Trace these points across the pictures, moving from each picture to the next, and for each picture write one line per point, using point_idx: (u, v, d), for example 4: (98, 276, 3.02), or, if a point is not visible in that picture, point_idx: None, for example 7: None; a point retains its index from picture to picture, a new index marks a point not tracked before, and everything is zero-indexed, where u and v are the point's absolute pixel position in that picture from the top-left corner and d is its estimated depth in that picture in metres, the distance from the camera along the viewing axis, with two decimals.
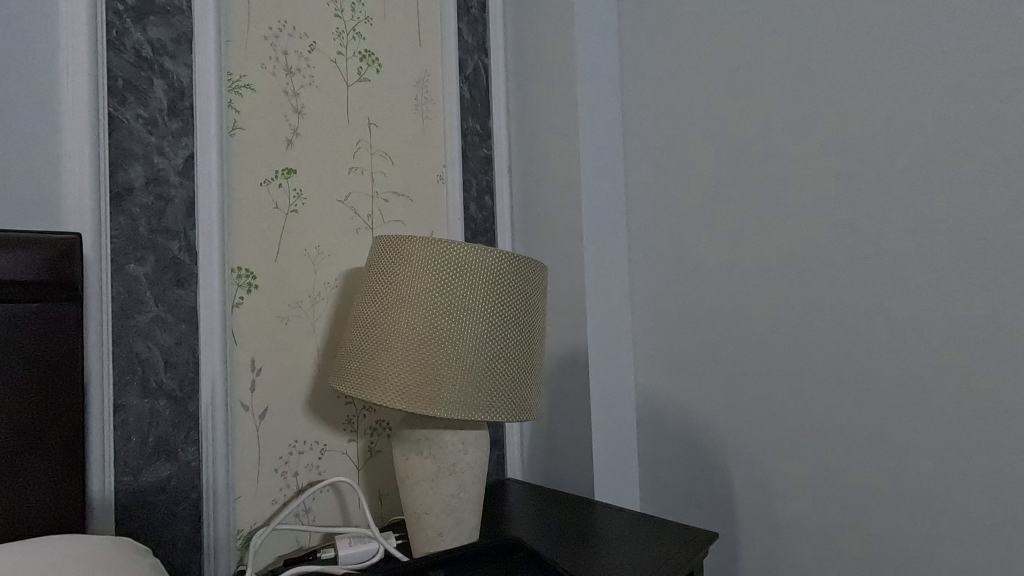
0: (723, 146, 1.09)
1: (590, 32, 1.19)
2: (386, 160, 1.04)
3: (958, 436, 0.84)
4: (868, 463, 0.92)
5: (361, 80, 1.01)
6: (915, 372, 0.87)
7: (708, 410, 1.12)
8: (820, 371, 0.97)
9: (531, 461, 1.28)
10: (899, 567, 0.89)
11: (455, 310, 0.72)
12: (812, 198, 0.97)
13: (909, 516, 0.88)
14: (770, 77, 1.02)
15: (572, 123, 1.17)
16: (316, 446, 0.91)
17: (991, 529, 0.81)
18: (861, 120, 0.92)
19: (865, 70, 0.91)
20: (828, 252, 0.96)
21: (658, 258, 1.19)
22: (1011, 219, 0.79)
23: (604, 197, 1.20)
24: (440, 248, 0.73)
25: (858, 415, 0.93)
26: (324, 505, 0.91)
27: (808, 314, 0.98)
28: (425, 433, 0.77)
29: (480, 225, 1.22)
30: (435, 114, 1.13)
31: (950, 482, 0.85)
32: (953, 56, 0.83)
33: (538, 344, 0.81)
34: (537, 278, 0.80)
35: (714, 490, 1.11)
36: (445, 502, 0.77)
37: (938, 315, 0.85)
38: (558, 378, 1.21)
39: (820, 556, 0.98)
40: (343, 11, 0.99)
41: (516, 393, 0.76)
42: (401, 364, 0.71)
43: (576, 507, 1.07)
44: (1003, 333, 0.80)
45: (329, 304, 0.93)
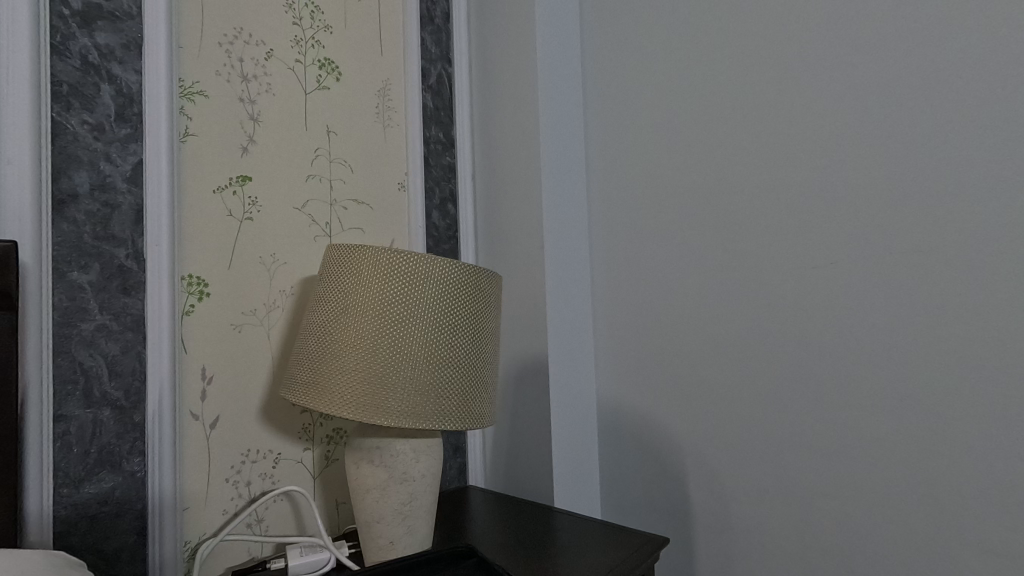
0: (678, 158, 1.11)
1: (551, 43, 1.21)
2: (345, 168, 1.04)
3: (895, 442, 0.86)
4: (813, 469, 0.95)
5: (320, 88, 1.01)
6: (856, 380, 0.90)
7: (665, 416, 1.14)
8: (769, 379, 1.00)
9: (492, 468, 1.28)
10: (841, 568, 0.92)
11: (405, 321, 0.72)
12: (762, 210, 1.00)
13: (851, 521, 0.91)
14: (722, 92, 1.06)
15: (533, 133, 1.19)
16: (270, 455, 0.91)
17: (924, 532, 0.84)
18: (806, 136, 0.95)
19: (809, 88, 0.95)
20: (776, 262, 0.99)
21: (617, 267, 1.21)
22: (940, 231, 0.82)
23: (565, 206, 1.22)
24: (391, 258, 0.73)
25: (803, 422, 0.96)
26: (278, 514, 0.90)
27: (757, 323, 1.01)
28: (377, 442, 0.78)
29: (443, 233, 1.23)
30: (397, 122, 1.14)
31: (886, 486, 0.88)
32: (888, 74, 0.86)
33: (490, 352, 0.82)
34: (490, 288, 0.81)
35: (670, 494, 1.14)
36: (397, 511, 0.78)
37: (877, 324, 0.88)
38: (519, 385, 1.23)
39: (768, 558, 1.00)
40: (302, 19, 0.99)
41: (467, 403, 0.76)
42: (352, 373, 0.71)
43: (534, 514, 1.08)
44: (934, 342, 0.83)
45: (284, 312, 0.93)
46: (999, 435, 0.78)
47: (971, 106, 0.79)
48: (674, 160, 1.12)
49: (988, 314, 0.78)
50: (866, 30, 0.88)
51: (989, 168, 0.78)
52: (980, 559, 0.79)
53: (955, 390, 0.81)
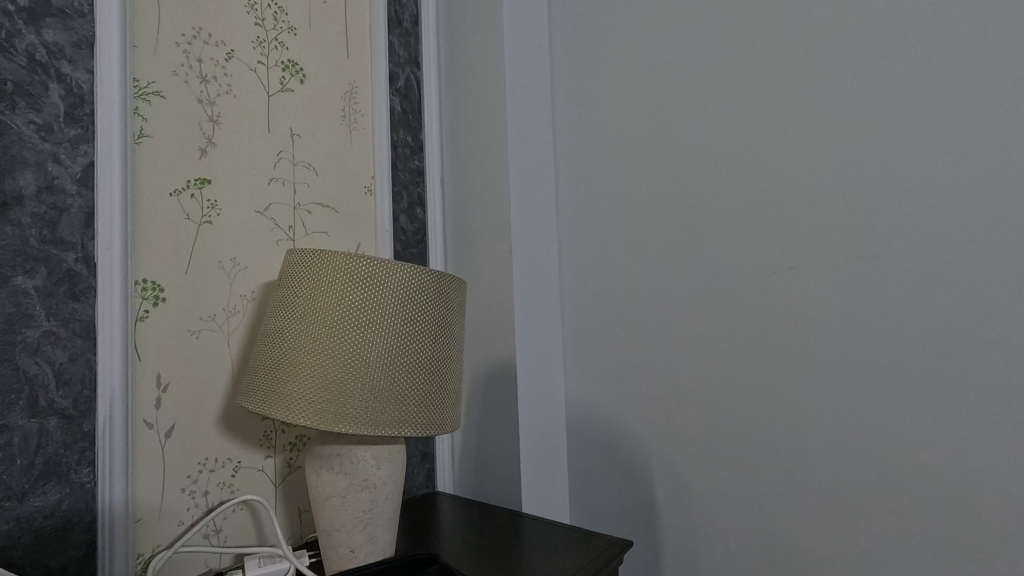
0: (644, 163, 1.13)
1: (521, 48, 1.22)
2: (309, 171, 1.03)
3: (851, 443, 0.89)
4: (774, 471, 0.97)
5: (283, 90, 1.00)
6: (816, 383, 0.92)
7: (632, 419, 1.15)
8: (731, 381, 1.02)
9: (461, 474, 1.28)
10: (801, 567, 0.94)
11: (365, 326, 0.72)
12: (726, 216, 1.02)
13: (810, 522, 0.93)
14: (686, 100, 1.07)
15: (501, 138, 1.19)
16: (229, 463, 0.89)
17: (879, 530, 0.86)
18: (766, 143, 0.97)
19: (769, 97, 0.97)
20: (737, 267, 1.01)
21: (585, 271, 1.22)
22: (893, 237, 0.84)
23: (534, 210, 1.23)
24: (352, 262, 0.73)
25: (764, 423, 0.98)
26: (237, 524, 0.89)
27: (720, 327, 1.03)
28: (337, 449, 0.77)
29: (410, 237, 1.22)
30: (364, 126, 1.13)
31: (843, 486, 0.90)
32: (842, 84, 0.89)
33: (453, 357, 0.82)
34: (452, 292, 0.81)
35: (637, 497, 1.15)
36: (357, 518, 0.77)
37: (833, 327, 0.90)
38: (487, 389, 1.22)
39: (732, 558, 1.02)
40: (264, 20, 0.98)
41: (429, 408, 0.76)
42: (310, 380, 0.70)
43: (502, 519, 1.08)
44: (888, 344, 0.85)
45: (244, 317, 0.91)
46: (949, 433, 0.80)
47: (922, 115, 0.82)
48: (641, 166, 1.14)
49: (939, 317, 0.81)
50: (824, 41, 0.91)
51: (939, 175, 0.80)
52: (933, 556, 0.82)
53: (909, 391, 0.83)
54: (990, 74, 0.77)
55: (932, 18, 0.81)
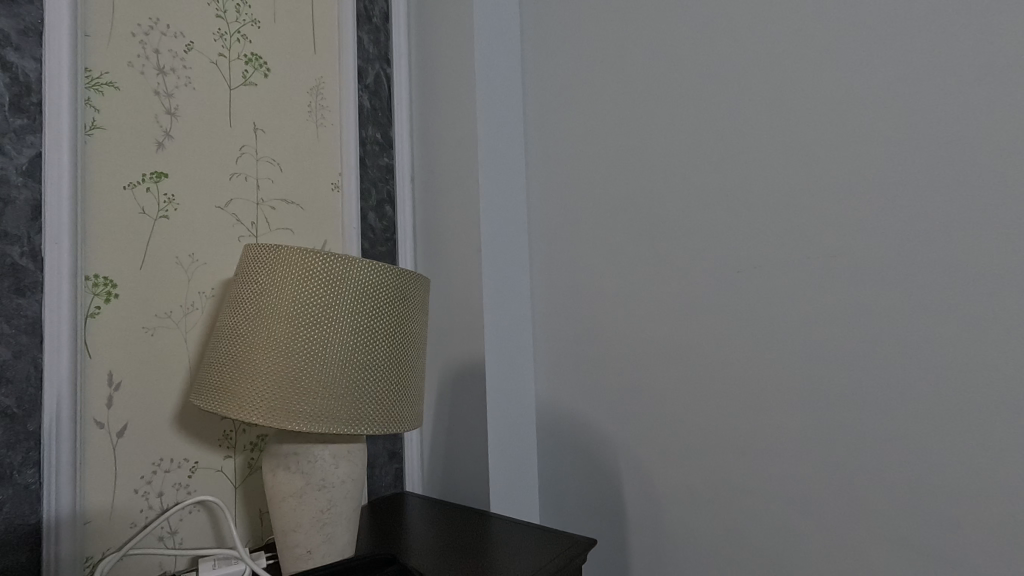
0: (613, 163, 1.14)
1: (491, 47, 1.22)
2: (273, 167, 1.02)
3: (811, 440, 0.90)
4: (738, 468, 0.98)
5: (246, 84, 0.98)
6: (778, 381, 0.93)
7: (601, 418, 1.16)
8: (697, 379, 1.02)
9: (430, 474, 1.27)
10: (764, 564, 0.95)
11: (320, 322, 0.71)
12: (692, 215, 1.03)
13: (772, 518, 0.94)
14: (654, 100, 1.08)
15: (471, 136, 1.18)
16: (186, 464, 0.87)
17: (837, 526, 0.88)
18: (731, 144, 0.98)
19: (733, 98, 0.98)
20: (702, 265, 1.02)
21: (556, 269, 1.22)
22: (851, 237, 0.86)
23: (504, 209, 1.22)
24: (307, 257, 0.71)
25: (728, 421, 0.99)
26: (194, 526, 0.87)
27: (686, 325, 1.04)
28: (294, 448, 0.76)
29: (379, 235, 1.21)
30: (331, 121, 1.11)
31: (803, 482, 0.91)
32: (803, 87, 0.90)
33: (414, 354, 0.81)
34: (413, 289, 0.80)
35: (606, 496, 1.15)
36: (314, 518, 0.76)
37: (794, 326, 0.91)
38: (456, 389, 1.22)
39: (696, 556, 1.03)
40: (226, 12, 0.96)
41: (387, 406, 0.75)
42: (263, 377, 0.69)
43: (469, 519, 1.07)
44: (846, 343, 0.86)
45: (203, 314, 0.89)
46: (905, 429, 0.82)
47: (881, 114, 0.83)
48: (610, 165, 1.14)
49: (897, 314, 0.82)
50: (787, 42, 0.92)
51: (897, 174, 0.82)
52: (888, 550, 0.83)
53: (865, 388, 0.85)
54: (946, 73, 0.78)
55: (890, 17, 0.82)
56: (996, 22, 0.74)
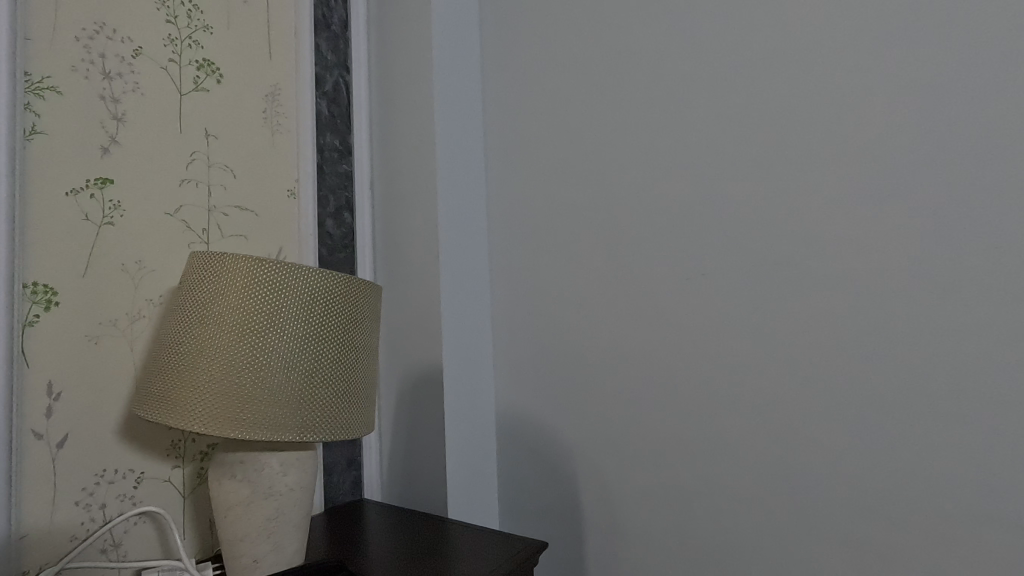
0: (569, 171, 1.16)
1: (450, 57, 1.23)
2: (226, 173, 1.01)
3: (755, 441, 0.94)
4: (688, 470, 1.01)
5: (198, 89, 0.97)
6: (725, 384, 0.96)
7: (558, 423, 1.17)
8: (649, 383, 1.05)
9: (389, 481, 1.27)
10: (713, 563, 0.98)
11: (267, 331, 0.71)
12: (646, 224, 1.06)
13: (720, 517, 0.97)
14: (609, 111, 1.11)
15: (429, 144, 1.19)
16: (131, 474, 0.85)
17: (779, 523, 0.91)
18: (681, 155, 1.02)
19: (682, 111, 1.01)
20: (653, 273, 1.05)
21: (515, 276, 1.24)
22: (789, 246, 0.90)
23: (463, 216, 1.24)
24: (254, 267, 0.71)
25: (679, 424, 1.02)
26: (139, 538, 0.85)
27: (638, 331, 1.07)
28: (240, 456, 0.75)
29: (338, 241, 1.21)
30: (287, 128, 1.11)
31: (748, 482, 0.94)
32: (745, 102, 0.94)
33: (365, 361, 0.81)
34: (364, 296, 0.80)
35: (563, 499, 1.17)
36: (261, 527, 0.75)
37: (740, 331, 0.95)
38: (414, 396, 1.22)
39: (650, 556, 1.05)
40: (177, 17, 0.95)
41: (337, 414, 0.75)
42: (209, 387, 0.69)
43: (426, 525, 1.07)
44: (786, 347, 0.90)
45: (150, 322, 0.88)
46: (841, 429, 0.86)
47: (820, 127, 0.87)
48: (567, 174, 1.16)
49: (830, 320, 0.86)
50: (734, 56, 0.96)
51: (833, 185, 0.86)
52: (827, 545, 0.87)
53: (805, 390, 0.89)
54: (880, 89, 0.82)
55: (828, 34, 0.86)
56: (924, 41, 0.78)
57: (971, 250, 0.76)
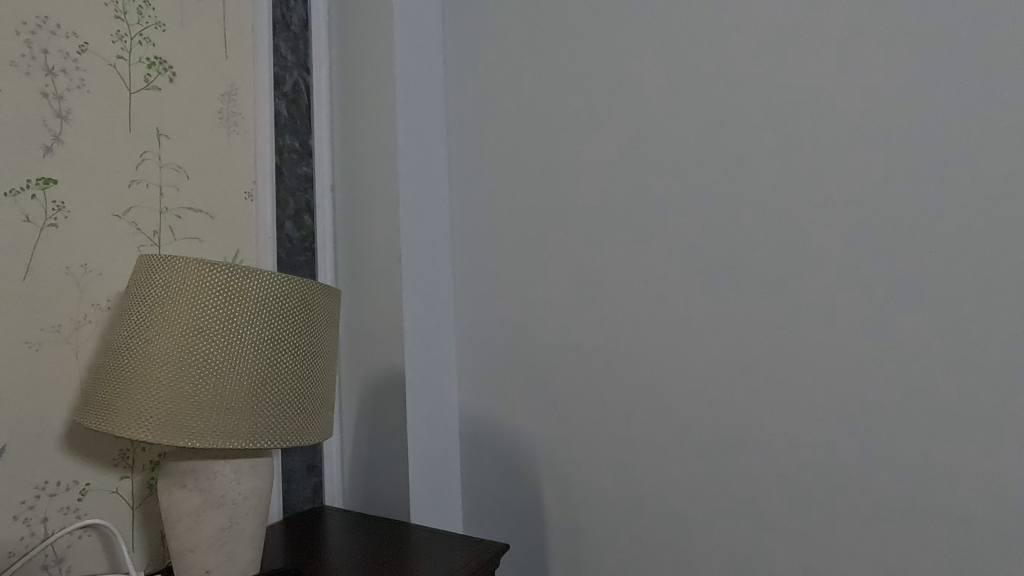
0: (532, 175, 1.17)
1: (414, 59, 1.23)
2: (179, 174, 0.98)
3: (712, 438, 0.97)
4: (648, 468, 1.04)
5: (148, 88, 0.95)
6: (683, 384, 1.00)
7: (521, 425, 1.18)
8: (610, 384, 1.07)
9: (351, 487, 1.25)
10: (673, 558, 1.01)
11: (220, 337, 0.69)
12: (607, 228, 1.08)
13: (678, 514, 1.01)
14: (571, 116, 1.12)
15: (391, 147, 1.19)
16: (75, 486, 0.82)
17: (734, 516, 0.96)
18: (641, 162, 1.05)
19: (642, 119, 1.05)
20: (615, 276, 1.07)
21: (478, 279, 1.24)
22: (744, 250, 0.95)
23: (426, 219, 1.23)
24: (206, 270, 0.70)
25: (639, 424, 1.04)
26: (84, 552, 0.82)
27: (600, 334, 1.09)
28: (192, 465, 0.73)
29: (297, 244, 1.19)
30: (244, 129, 1.09)
31: (705, 478, 0.98)
32: (702, 113, 0.99)
33: (323, 365, 0.80)
34: (321, 300, 0.80)
35: (527, 501, 1.18)
36: (213, 537, 0.73)
37: (698, 332, 0.99)
38: (377, 400, 1.21)
39: (612, 554, 1.07)
40: (127, 13, 0.92)
41: (292, 420, 0.74)
42: (157, 394, 0.68)
43: (388, 531, 1.06)
44: (740, 347, 0.95)
45: (97, 327, 0.85)
46: (791, 424, 0.91)
47: (772, 139, 0.92)
48: (530, 178, 1.17)
49: (782, 320, 0.91)
50: (692, 67, 1.00)
51: (783, 194, 0.91)
52: (778, 535, 0.92)
53: (759, 388, 0.93)
54: (827, 105, 0.88)
55: (780, 53, 0.92)
56: (867, 62, 0.85)
57: (906, 256, 0.82)
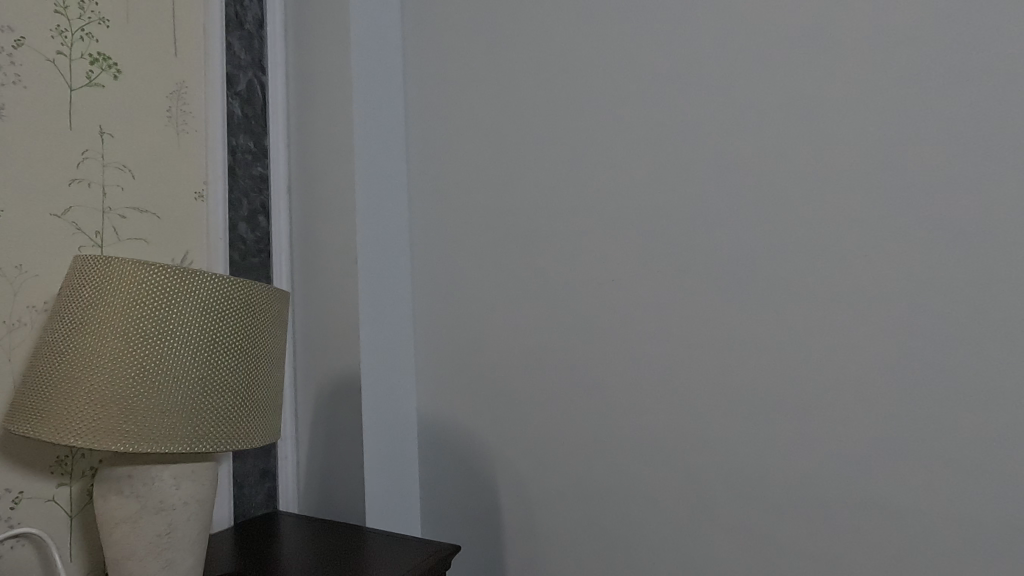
0: (489, 178, 1.18)
1: (372, 61, 1.23)
2: (123, 173, 0.96)
3: (661, 436, 1.00)
4: (601, 467, 1.06)
5: (91, 85, 0.93)
6: (635, 383, 1.03)
7: (478, 427, 1.19)
8: (565, 386, 1.09)
9: (306, 492, 1.24)
10: (625, 554, 1.04)
11: (159, 339, 0.68)
12: (562, 230, 1.10)
13: (631, 512, 1.03)
14: (528, 120, 1.14)
15: (348, 148, 1.18)
16: (8, 494, 0.80)
17: (682, 511, 0.99)
18: (595, 167, 1.07)
19: (595, 124, 1.07)
20: (570, 278, 1.09)
21: (436, 281, 1.24)
22: (692, 254, 0.98)
23: (383, 221, 1.22)
24: (145, 272, 0.69)
25: (592, 423, 1.06)
26: (16, 562, 0.79)
27: (554, 335, 1.10)
28: (130, 469, 0.72)
29: (251, 246, 1.18)
30: (195, 128, 1.07)
31: (654, 474, 1.01)
32: (653, 119, 1.02)
33: (269, 369, 0.80)
34: (268, 303, 0.79)
35: (484, 503, 1.18)
36: (151, 544, 0.72)
37: (649, 333, 1.02)
38: (332, 404, 1.19)
39: (567, 553, 1.09)
40: (68, 8, 0.90)
41: (236, 424, 0.73)
42: (92, 398, 0.66)
43: (342, 534, 1.06)
44: (689, 346, 0.98)
45: (32, 332, 0.83)
46: (734, 420, 0.95)
47: (721, 145, 0.96)
48: (487, 180, 1.18)
49: (728, 320, 0.95)
50: (645, 73, 1.03)
51: (729, 199, 0.95)
52: (724, 529, 0.96)
53: (705, 386, 0.97)
54: (771, 113, 0.92)
55: (728, 61, 0.95)
56: (808, 71, 0.89)
57: (843, 258, 0.87)
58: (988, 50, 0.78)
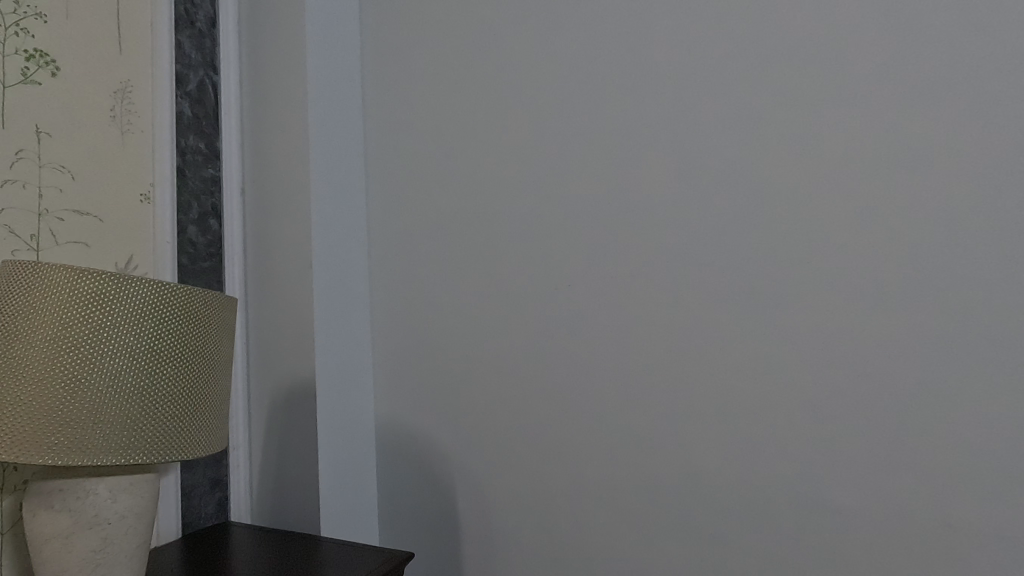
0: (448, 182, 1.17)
1: (329, 63, 1.21)
2: (62, 174, 0.93)
3: (616, 439, 1.02)
4: (556, 471, 1.07)
5: (27, 82, 0.89)
6: (591, 387, 1.04)
7: (436, 433, 1.18)
8: (522, 391, 1.10)
9: (259, 501, 1.21)
10: (580, 557, 1.05)
11: (93, 348, 0.66)
12: (521, 236, 1.10)
13: (586, 514, 1.04)
14: (486, 125, 1.14)
15: (304, 151, 1.16)
16: None
17: (635, 512, 1.01)
18: (552, 173, 1.08)
19: (552, 131, 1.08)
20: (527, 284, 1.09)
21: (394, 286, 1.23)
22: (645, 260, 1.00)
23: (341, 225, 1.21)
24: (78, 279, 0.66)
25: (548, 428, 1.07)
26: None
27: (512, 340, 1.11)
28: (62, 483, 0.69)
29: (201, 249, 1.15)
30: (141, 129, 1.04)
31: (609, 476, 1.03)
32: (609, 127, 1.03)
33: (214, 377, 0.78)
34: (214, 309, 0.77)
35: (441, 509, 1.17)
36: (83, 560, 0.69)
37: (603, 338, 1.03)
38: (287, 411, 1.17)
39: (523, 557, 1.09)
40: None
41: (177, 434, 0.71)
42: (19, 411, 0.63)
43: (295, 544, 1.04)
44: (643, 350, 1.00)
45: None
46: (685, 422, 0.97)
47: (675, 153, 0.98)
48: (444, 185, 1.18)
49: (680, 326, 0.97)
50: (604, 80, 1.04)
51: (681, 207, 0.98)
52: (674, 529, 0.98)
53: (658, 389, 0.99)
54: (723, 123, 0.95)
55: (682, 71, 0.98)
56: (764, 80, 0.92)
57: (790, 265, 0.90)
58: (921, 69, 0.82)
